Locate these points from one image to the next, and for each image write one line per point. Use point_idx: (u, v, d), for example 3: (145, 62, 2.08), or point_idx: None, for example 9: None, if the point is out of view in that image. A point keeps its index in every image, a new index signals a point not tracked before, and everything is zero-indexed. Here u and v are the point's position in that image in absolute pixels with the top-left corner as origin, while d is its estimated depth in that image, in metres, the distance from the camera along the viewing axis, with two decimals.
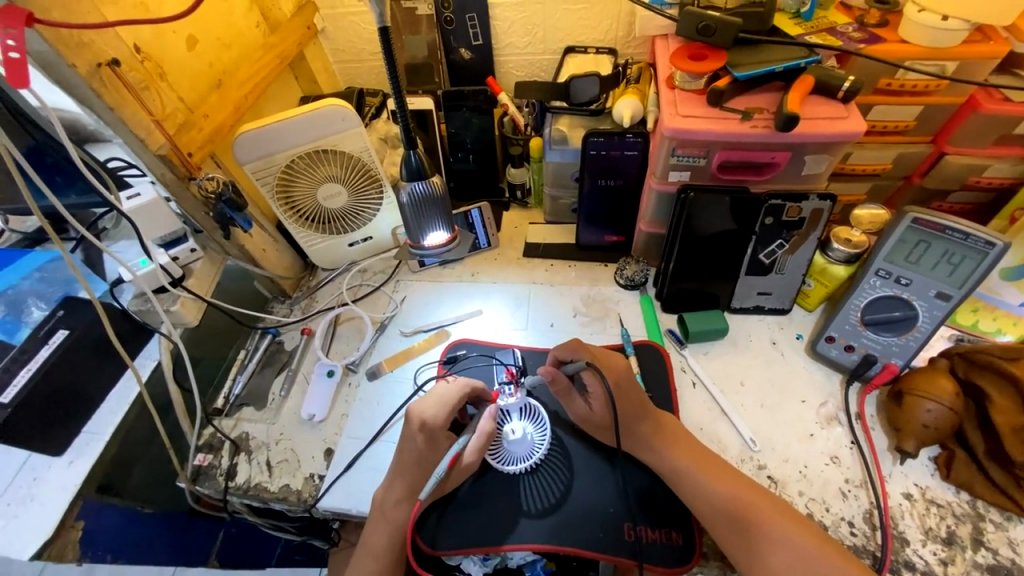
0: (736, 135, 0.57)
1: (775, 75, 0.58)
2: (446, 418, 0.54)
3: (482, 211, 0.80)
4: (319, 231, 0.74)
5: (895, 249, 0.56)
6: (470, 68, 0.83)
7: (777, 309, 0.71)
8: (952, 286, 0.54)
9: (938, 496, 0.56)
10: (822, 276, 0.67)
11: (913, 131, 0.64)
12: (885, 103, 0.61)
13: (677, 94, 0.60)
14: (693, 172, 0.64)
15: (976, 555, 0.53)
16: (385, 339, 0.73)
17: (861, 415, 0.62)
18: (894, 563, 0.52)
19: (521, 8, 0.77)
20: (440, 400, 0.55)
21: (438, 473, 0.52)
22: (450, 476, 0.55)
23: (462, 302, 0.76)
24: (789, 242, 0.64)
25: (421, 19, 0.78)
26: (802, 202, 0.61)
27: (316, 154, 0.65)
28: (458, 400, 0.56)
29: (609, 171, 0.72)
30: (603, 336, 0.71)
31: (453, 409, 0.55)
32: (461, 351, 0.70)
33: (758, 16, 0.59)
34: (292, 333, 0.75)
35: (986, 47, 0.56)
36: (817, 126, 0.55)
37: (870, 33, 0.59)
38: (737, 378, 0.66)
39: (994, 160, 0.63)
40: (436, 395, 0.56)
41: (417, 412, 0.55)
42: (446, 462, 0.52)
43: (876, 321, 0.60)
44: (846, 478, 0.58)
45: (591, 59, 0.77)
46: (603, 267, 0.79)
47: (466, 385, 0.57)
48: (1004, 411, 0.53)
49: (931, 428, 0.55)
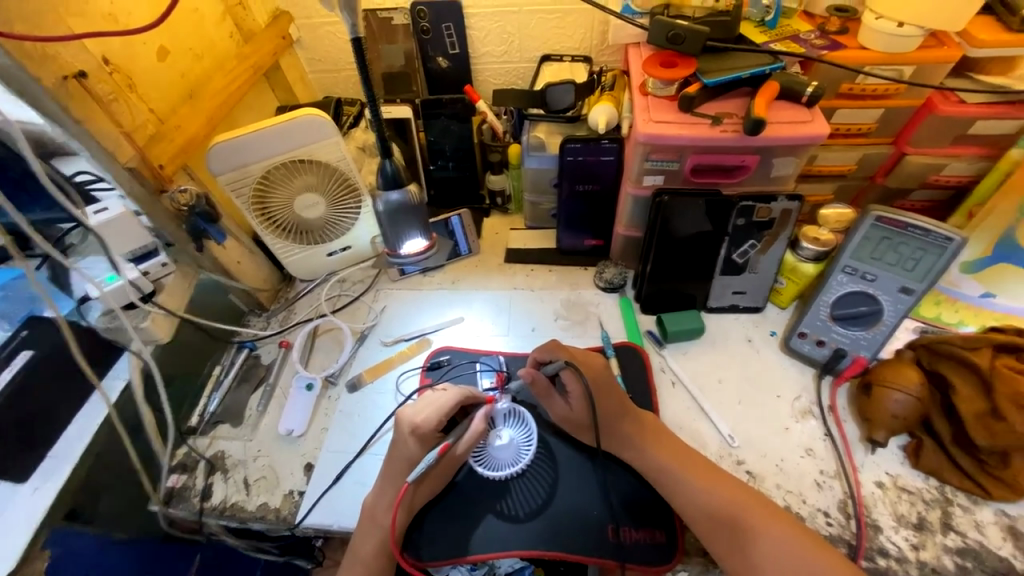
0: (707, 140, 0.58)
1: (742, 81, 0.59)
2: (438, 421, 0.54)
3: (461, 218, 0.80)
4: (296, 241, 0.74)
5: (861, 247, 0.59)
6: (446, 77, 0.84)
7: (751, 308, 0.73)
8: (915, 281, 0.57)
9: (909, 484, 0.58)
10: (794, 274, 0.68)
11: (874, 133, 0.66)
12: (848, 107, 0.62)
13: (650, 101, 0.62)
14: (667, 176, 0.65)
15: (946, 539, 0.54)
16: (367, 349, 0.72)
17: (833, 408, 0.64)
18: (868, 551, 0.54)
19: (497, 18, 0.78)
20: (436, 405, 0.56)
21: (428, 457, 0.53)
22: (439, 465, 0.55)
23: (444, 309, 0.76)
24: (761, 241, 0.67)
25: (397, 28, 0.78)
26: (772, 203, 0.63)
27: (293, 164, 0.65)
28: (454, 405, 0.56)
29: (586, 176, 0.73)
30: (584, 340, 0.72)
31: (447, 413, 0.55)
32: (445, 356, 0.70)
33: (724, 25, 0.60)
34: (269, 346, 0.74)
35: (941, 53, 0.57)
36: (782, 131, 0.56)
37: (832, 39, 0.61)
38: (715, 376, 0.68)
39: (953, 159, 0.65)
40: (433, 400, 0.57)
41: (410, 416, 0.55)
42: (436, 451, 0.52)
43: (844, 316, 0.63)
44: (820, 469, 0.60)
45: (567, 67, 0.79)
46: (584, 271, 0.80)
47: (464, 390, 0.58)
48: (967, 398, 0.56)
49: (899, 418, 0.58)
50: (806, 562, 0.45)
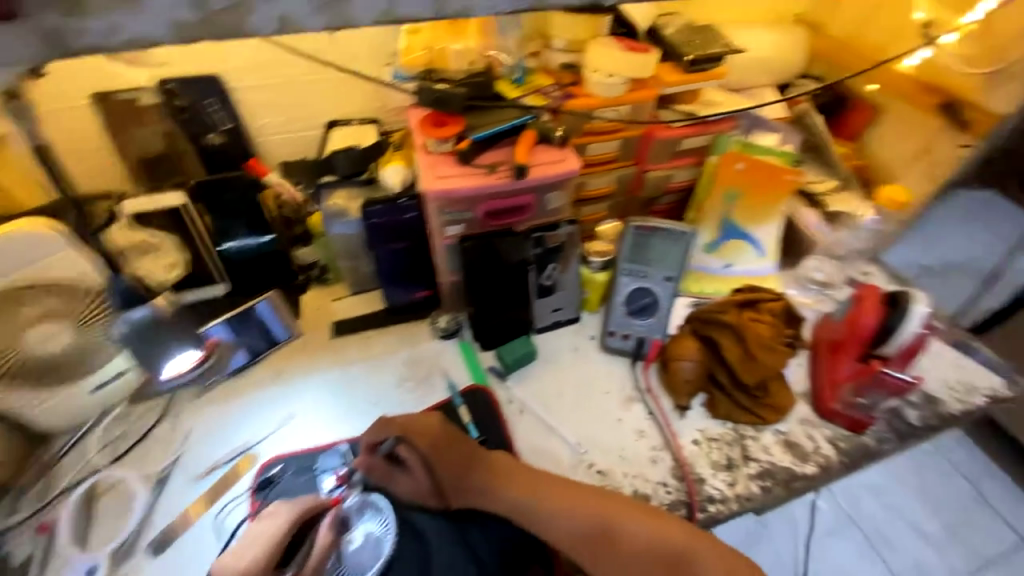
0: (487, 187, 0.64)
1: (505, 133, 0.67)
2: (269, 558, 0.44)
3: (269, 301, 0.72)
4: (41, 386, 0.62)
5: (632, 251, 0.75)
6: (225, 151, 0.75)
7: (570, 319, 0.81)
8: (674, 269, 0.74)
9: (715, 433, 0.70)
10: (592, 284, 0.79)
11: (620, 158, 0.79)
12: (594, 141, 0.75)
13: (431, 157, 0.66)
14: (466, 224, 0.70)
15: (747, 469, 0.67)
16: (172, 491, 0.62)
17: (648, 388, 0.74)
18: (700, 503, 0.64)
19: (263, 90, 0.74)
20: (264, 540, 0.46)
21: None
22: None
23: (271, 409, 0.69)
24: (559, 262, 0.76)
25: (146, 109, 0.70)
26: (558, 230, 0.73)
27: (14, 291, 0.59)
28: (286, 531, 0.47)
29: (397, 234, 0.73)
30: (431, 397, 0.72)
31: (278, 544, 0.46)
32: (276, 468, 0.63)
33: (480, 85, 0.68)
34: (20, 538, 0.59)
35: (643, 93, 0.72)
36: (540, 172, 0.66)
37: (567, 90, 0.72)
38: (556, 391, 0.73)
39: (675, 170, 0.82)
40: (261, 537, 0.47)
41: (229, 567, 0.43)
42: None
43: (636, 309, 0.76)
44: (652, 446, 0.69)
45: (354, 132, 0.78)
46: (420, 325, 0.80)
47: (297, 507, 0.52)
48: (731, 349, 0.71)
49: (690, 380, 0.71)
50: (651, 539, 0.51)
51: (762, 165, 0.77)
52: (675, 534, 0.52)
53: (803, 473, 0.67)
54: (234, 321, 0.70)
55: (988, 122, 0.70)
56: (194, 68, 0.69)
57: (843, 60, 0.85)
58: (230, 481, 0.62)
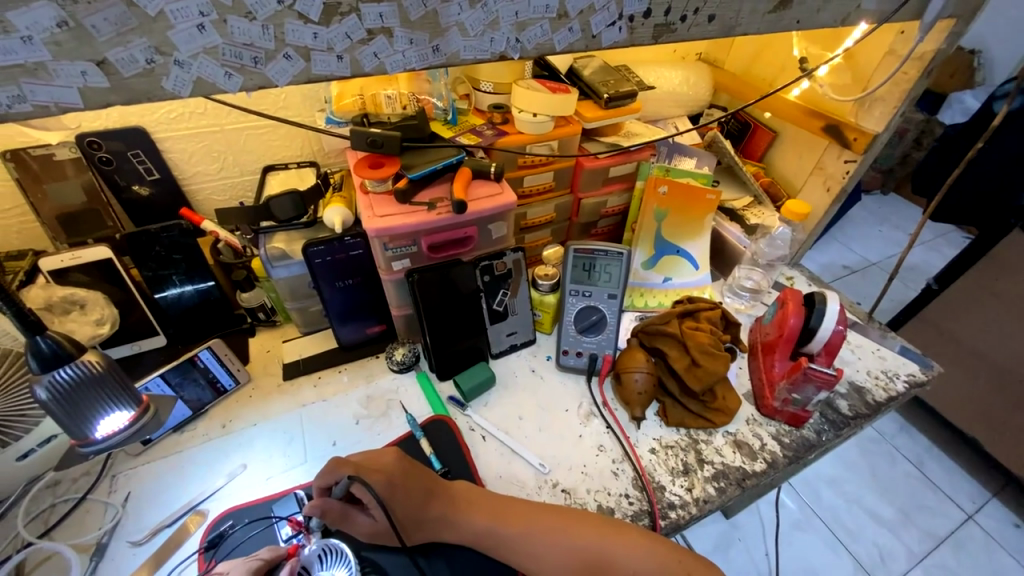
0: (428, 224, 0.67)
1: (441, 171, 0.70)
2: None
3: (213, 350, 0.71)
4: None
5: (575, 273, 0.78)
6: (154, 203, 0.77)
7: (526, 341, 0.83)
8: (616, 288, 0.78)
9: (671, 440, 0.72)
10: (543, 306, 0.82)
11: (556, 187, 0.84)
12: (530, 174, 0.79)
13: (372, 198, 0.67)
14: (412, 258, 0.72)
15: (704, 471, 0.68)
16: (110, 560, 0.57)
17: (604, 402, 0.75)
18: (662, 510, 0.64)
19: (196, 140, 0.75)
20: None
21: None
22: None
23: (221, 462, 0.66)
24: (509, 288, 0.78)
25: (64, 164, 0.67)
26: (503, 258, 0.76)
27: None
28: None
29: (344, 271, 0.74)
30: (390, 432, 0.70)
31: None
32: (227, 523, 0.60)
33: (415, 127, 0.70)
34: None
35: (569, 129, 0.78)
36: (481, 206, 0.69)
37: (500, 129, 0.76)
38: (516, 414, 0.74)
39: (609, 196, 0.89)
40: None
41: None
42: None
43: (584, 328, 0.78)
44: (612, 459, 0.69)
45: (287, 175, 0.79)
46: (375, 360, 0.79)
47: (251, 558, 0.50)
48: (677, 356, 0.73)
49: (643, 393, 0.72)
50: (621, 551, 0.52)
51: (684, 186, 0.84)
52: (637, 540, 0.53)
53: (753, 469, 0.69)
54: (173, 373, 0.67)
55: (865, 140, 0.77)
56: (119, 120, 0.69)
57: (740, 90, 0.97)
58: (178, 542, 0.58)
